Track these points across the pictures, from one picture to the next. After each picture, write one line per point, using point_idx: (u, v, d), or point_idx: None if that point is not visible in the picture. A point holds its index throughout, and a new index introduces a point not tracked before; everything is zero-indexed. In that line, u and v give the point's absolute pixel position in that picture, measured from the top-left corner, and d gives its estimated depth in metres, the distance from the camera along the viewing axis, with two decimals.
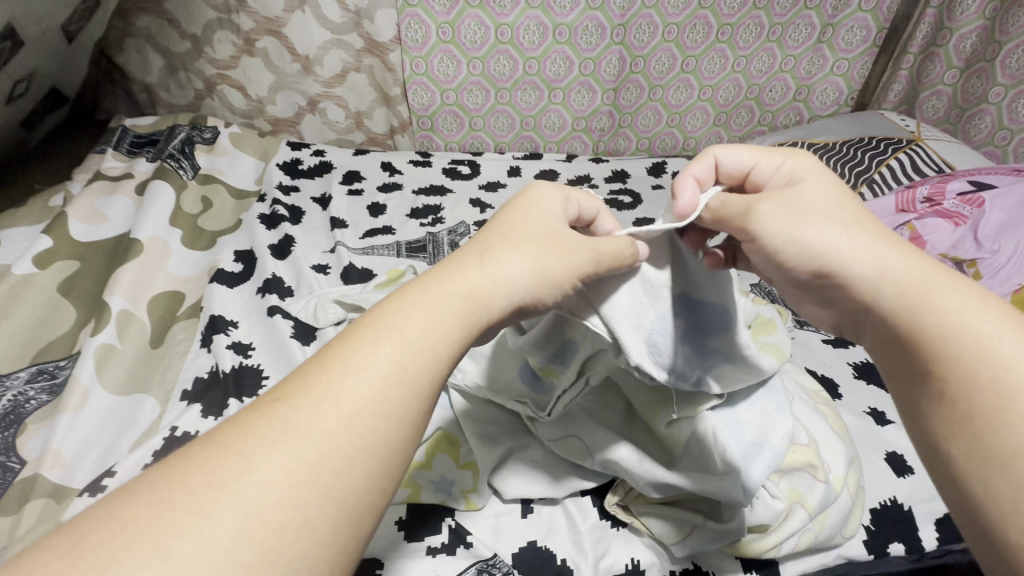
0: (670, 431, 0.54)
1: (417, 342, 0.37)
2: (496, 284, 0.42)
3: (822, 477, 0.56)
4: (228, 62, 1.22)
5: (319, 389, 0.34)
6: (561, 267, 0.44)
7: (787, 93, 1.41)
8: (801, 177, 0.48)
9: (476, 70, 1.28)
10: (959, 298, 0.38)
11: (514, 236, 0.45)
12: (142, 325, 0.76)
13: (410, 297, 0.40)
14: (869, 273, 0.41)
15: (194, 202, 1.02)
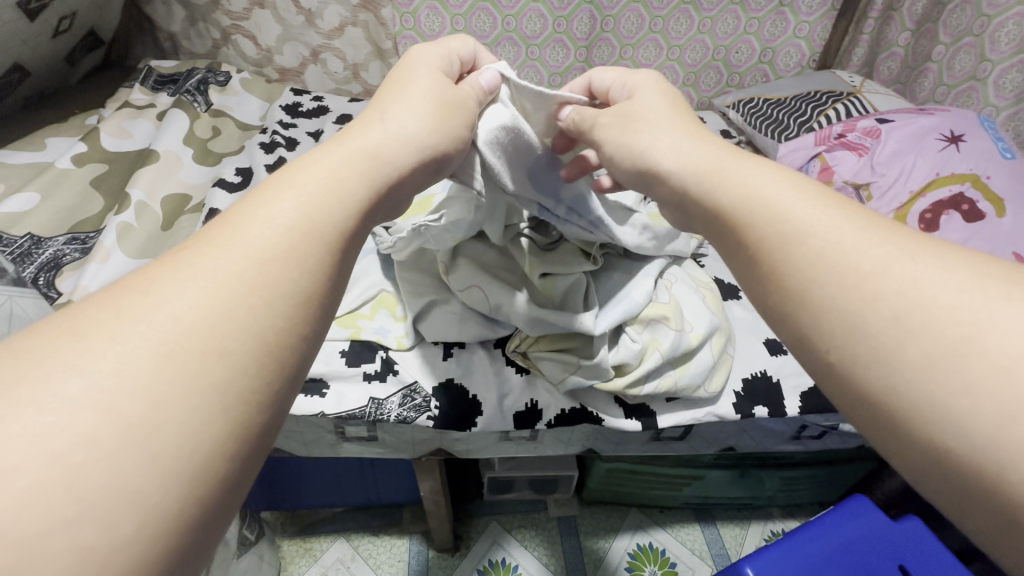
0: (545, 283, 0.68)
1: (320, 189, 0.42)
2: (396, 140, 0.49)
3: (675, 326, 0.69)
4: (241, 14, 1.38)
5: (219, 235, 0.37)
6: (450, 114, 0.54)
7: (752, 54, 1.51)
8: (639, 90, 0.64)
9: (459, 25, 1.41)
10: (760, 176, 0.45)
11: (413, 92, 0.54)
12: (155, 214, 0.93)
13: (308, 161, 0.44)
14: (698, 169, 0.50)
15: (205, 129, 1.19)
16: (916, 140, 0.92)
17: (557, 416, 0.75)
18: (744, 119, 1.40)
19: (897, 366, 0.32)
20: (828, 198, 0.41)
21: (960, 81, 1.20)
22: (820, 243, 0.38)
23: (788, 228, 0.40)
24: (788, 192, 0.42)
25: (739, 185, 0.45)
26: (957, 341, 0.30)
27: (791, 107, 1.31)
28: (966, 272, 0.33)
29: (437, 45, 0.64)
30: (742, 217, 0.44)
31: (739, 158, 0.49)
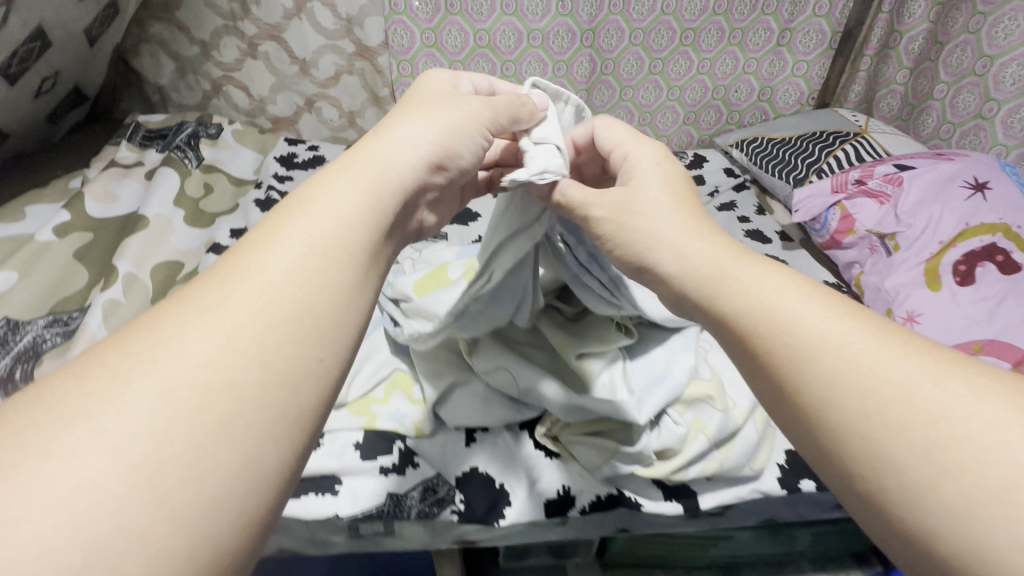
0: (581, 365, 0.61)
1: (326, 231, 0.42)
2: (403, 154, 0.49)
3: (720, 406, 0.64)
4: (232, 65, 1.34)
5: (232, 275, 0.38)
6: (460, 122, 0.54)
7: (751, 93, 1.50)
8: (636, 164, 0.57)
9: (457, 72, 1.39)
10: (749, 271, 0.45)
11: (424, 110, 0.55)
12: (144, 287, 0.86)
13: (315, 193, 0.44)
14: (694, 263, 0.48)
15: (196, 187, 1.14)
16: (939, 188, 0.90)
17: (593, 504, 0.67)
18: (749, 158, 1.39)
19: (869, 438, 0.34)
20: (808, 291, 0.43)
21: (965, 120, 1.20)
22: (809, 339, 0.39)
23: (772, 318, 0.41)
24: (768, 283, 0.44)
25: (720, 274, 0.46)
26: (922, 429, 0.33)
27: (796, 147, 1.30)
28: (943, 375, 0.35)
29: (450, 72, 0.64)
30: (726, 307, 0.44)
31: (709, 237, 0.49)
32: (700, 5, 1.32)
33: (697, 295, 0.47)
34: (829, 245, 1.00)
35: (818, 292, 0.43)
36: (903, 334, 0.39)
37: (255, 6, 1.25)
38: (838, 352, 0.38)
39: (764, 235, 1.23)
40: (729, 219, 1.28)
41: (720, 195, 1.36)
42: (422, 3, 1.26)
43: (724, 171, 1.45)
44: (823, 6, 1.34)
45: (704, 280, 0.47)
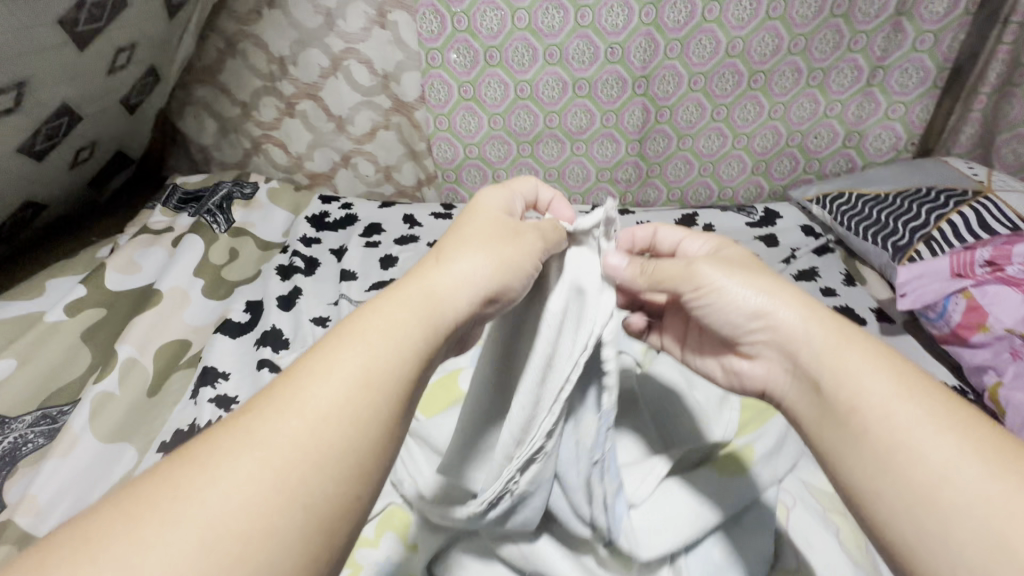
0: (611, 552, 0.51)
1: (383, 359, 0.38)
2: (460, 291, 0.44)
3: None
4: (271, 124, 1.33)
5: (286, 391, 0.36)
6: (511, 246, 0.47)
7: (835, 139, 1.30)
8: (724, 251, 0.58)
9: (497, 125, 1.30)
10: (859, 358, 0.45)
11: (478, 237, 0.48)
12: (144, 373, 0.80)
13: (370, 317, 0.40)
14: (800, 318, 0.49)
15: (221, 253, 1.10)
16: None
17: None
18: (833, 217, 1.19)
19: (906, 482, 0.39)
20: (872, 354, 0.45)
21: None
22: (864, 398, 0.43)
23: (840, 372, 0.45)
24: (841, 341, 0.46)
25: (786, 321, 0.49)
26: (945, 486, 0.37)
27: (896, 206, 1.08)
28: (977, 451, 0.38)
29: (502, 184, 0.56)
30: (801, 351, 0.48)
31: (781, 294, 0.51)
32: (773, 44, 1.17)
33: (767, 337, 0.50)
34: (950, 340, 0.79)
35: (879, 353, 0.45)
36: (973, 419, 0.41)
37: (293, 66, 1.23)
38: (934, 444, 0.39)
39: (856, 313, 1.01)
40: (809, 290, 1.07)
41: (798, 260, 1.16)
42: (460, 56, 1.20)
43: (802, 229, 1.26)
44: (926, 40, 1.14)
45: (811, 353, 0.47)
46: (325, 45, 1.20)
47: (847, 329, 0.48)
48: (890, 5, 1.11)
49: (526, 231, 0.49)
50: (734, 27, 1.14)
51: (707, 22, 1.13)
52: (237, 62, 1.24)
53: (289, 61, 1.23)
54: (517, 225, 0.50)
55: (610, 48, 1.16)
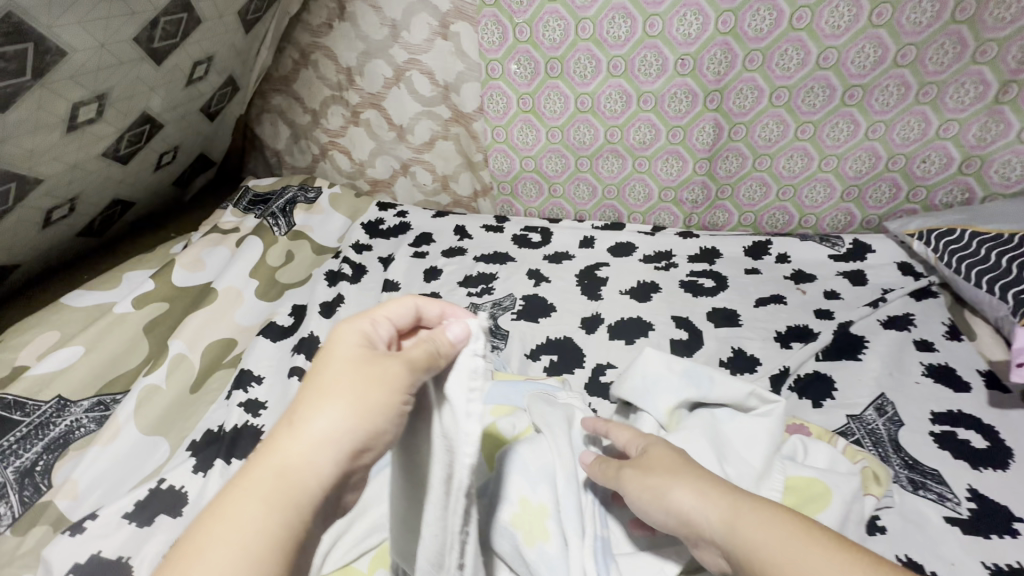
0: None
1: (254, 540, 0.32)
2: (314, 460, 0.34)
3: None
4: (337, 131, 1.38)
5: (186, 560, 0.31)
6: (376, 388, 0.37)
7: (948, 164, 1.12)
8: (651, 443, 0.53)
9: (556, 138, 1.25)
10: (754, 517, 0.42)
11: (342, 378, 0.37)
12: (189, 369, 0.85)
13: (228, 497, 0.34)
14: (692, 504, 0.45)
15: (278, 256, 1.14)
16: None
17: None
18: (937, 254, 1.03)
19: None
20: (760, 511, 0.42)
21: None
22: (759, 556, 0.40)
23: (745, 549, 0.41)
24: (732, 509, 0.43)
25: (681, 500, 0.46)
26: None
27: (1022, 249, 0.90)
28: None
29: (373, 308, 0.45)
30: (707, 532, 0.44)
31: (679, 473, 0.48)
32: (875, 55, 1.02)
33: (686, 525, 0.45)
34: None
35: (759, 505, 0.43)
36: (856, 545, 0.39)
37: (360, 76, 1.27)
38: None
39: (958, 375, 0.85)
40: (900, 341, 0.92)
41: (889, 303, 1.00)
42: (521, 67, 1.16)
43: (899, 267, 1.11)
44: None
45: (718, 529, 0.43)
46: (390, 57, 1.22)
47: (734, 494, 0.45)
48: None
49: (385, 367, 0.38)
50: (827, 36, 1.01)
51: (796, 30, 1.01)
52: (309, 73, 1.30)
53: (356, 72, 1.27)
54: (375, 358, 0.39)
55: (681, 59, 1.08)
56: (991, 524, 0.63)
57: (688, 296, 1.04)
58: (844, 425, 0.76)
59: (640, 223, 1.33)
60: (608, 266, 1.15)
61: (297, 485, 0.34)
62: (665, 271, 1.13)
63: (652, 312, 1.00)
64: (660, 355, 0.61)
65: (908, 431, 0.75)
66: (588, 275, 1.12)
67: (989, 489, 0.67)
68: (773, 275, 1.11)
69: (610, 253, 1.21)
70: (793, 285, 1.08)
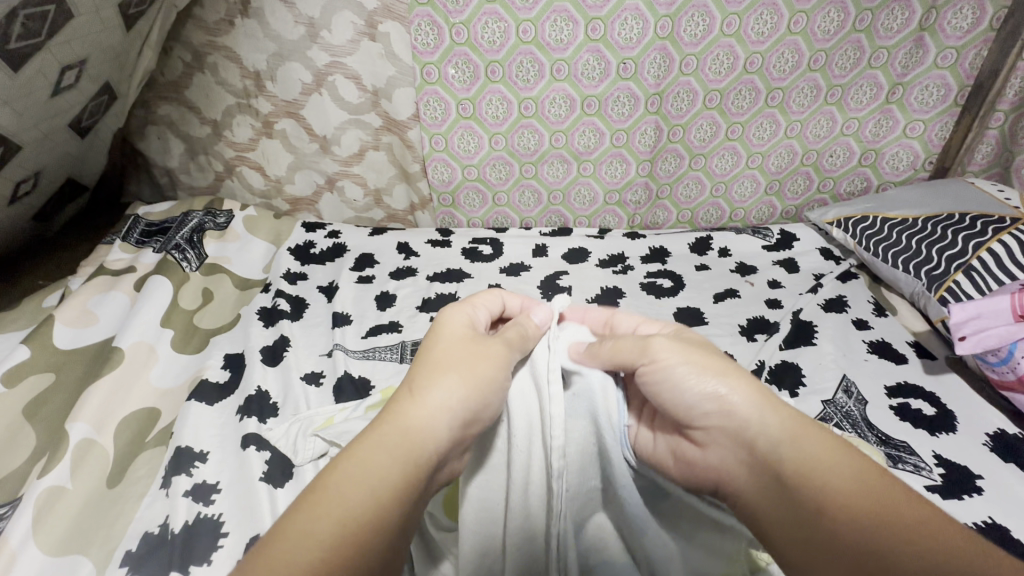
0: None
1: (380, 491, 0.38)
2: (438, 423, 0.42)
3: None
4: (246, 145, 1.20)
5: (319, 504, 0.36)
6: (481, 362, 0.47)
7: (851, 158, 1.25)
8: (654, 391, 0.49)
9: (499, 145, 1.20)
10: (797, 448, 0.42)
11: (459, 349, 0.48)
12: (103, 455, 0.67)
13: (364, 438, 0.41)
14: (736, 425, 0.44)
15: (193, 297, 0.97)
16: None
17: None
18: (856, 240, 1.13)
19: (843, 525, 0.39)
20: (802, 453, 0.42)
21: None
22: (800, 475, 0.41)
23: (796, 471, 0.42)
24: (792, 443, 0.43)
25: (742, 406, 0.45)
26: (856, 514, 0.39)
27: (927, 232, 1.03)
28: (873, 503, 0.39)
29: (468, 301, 0.56)
30: (758, 441, 0.44)
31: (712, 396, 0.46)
32: (792, 60, 1.10)
33: (716, 425, 0.46)
34: (1015, 387, 0.76)
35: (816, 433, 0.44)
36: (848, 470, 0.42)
37: (271, 81, 1.11)
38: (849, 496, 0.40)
39: (895, 349, 0.95)
40: (841, 323, 1.00)
41: (824, 288, 1.09)
42: (459, 71, 1.09)
43: (820, 251, 1.21)
44: (948, 56, 1.10)
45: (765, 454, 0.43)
46: (308, 59, 1.08)
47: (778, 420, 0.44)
48: (913, 19, 1.06)
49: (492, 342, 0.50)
50: (753, 42, 1.07)
51: (726, 36, 1.06)
52: (206, 78, 1.12)
53: (266, 77, 1.11)
54: (481, 343, 0.49)
55: (623, 63, 1.08)
56: (959, 484, 0.70)
57: (652, 299, 1.06)
58: (822, 410, 0.81)
59: (586, 226, 1.33)
60: (567, 274, 1.13)
61: (418, 442, 0.41)
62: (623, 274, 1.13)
63: None
64: None
65: (874, 409, 0.82)
66: (551, 286, 1.09)
67: (951, 453, 0.75)
68: (720, 270, 1.16)
69: (565, 260, 1.18)
70: (740, 278, 1.14)
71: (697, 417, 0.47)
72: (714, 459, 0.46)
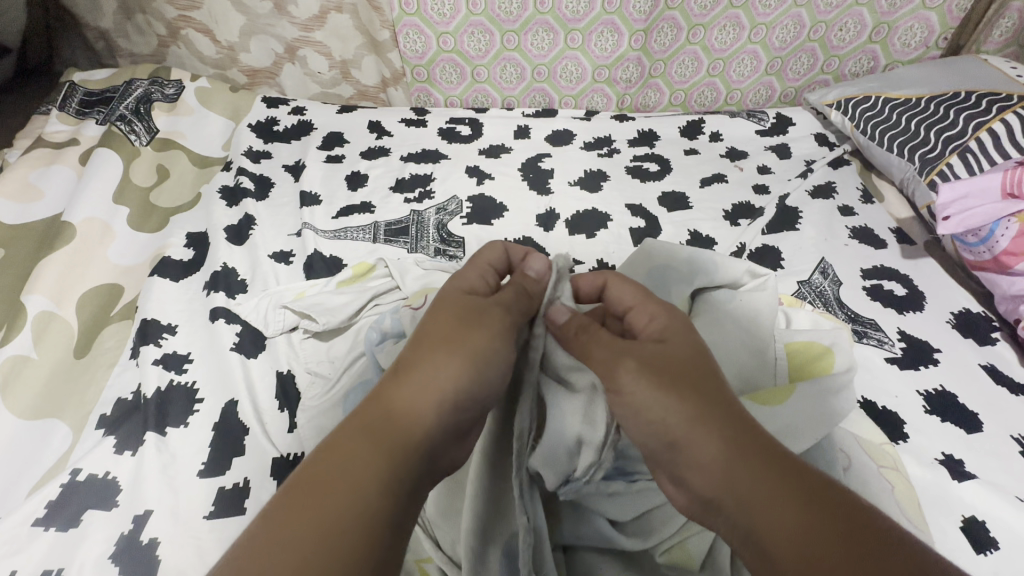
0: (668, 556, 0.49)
1: (400, 416, 0.39)
2: (445, 361, 0.41)
3: None
4: (188, 2, 1.06)
5: (305, 504, 0.34)
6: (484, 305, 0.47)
7: (861, 32, 1.14)
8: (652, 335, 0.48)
9: (477, 8, 1.07)
10: (718, 462, 0.39)
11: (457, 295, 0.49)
12: (67, 328, 0.66)
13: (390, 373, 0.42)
14: (662, 441, 0.41)
15: (147, 172, 0.90)
16: None
17: None
18: (853, 123, 1.08)
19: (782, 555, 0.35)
20: (752, 467, 0.38)
21: None
22: (750, 516, 0.37)
23: (741, 501, 0.38)
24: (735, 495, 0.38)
25: (696, 446, 0.40)
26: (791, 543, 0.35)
27: (927, 112, 0.98)
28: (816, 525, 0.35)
29: (465, 262, 0.54)
30: (713, 490, 0.39)
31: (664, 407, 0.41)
32: None
33: (677, 470, 0.41)
34: (988, 267, 0.77)
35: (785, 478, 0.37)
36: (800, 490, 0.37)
37: None
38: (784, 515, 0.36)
39: (876, 234, 0.94)
40: (827, 209, 0.98)
41: (813, 174, 1.06)
42: None
43: (814, 137, 1.16)
44: None
45: (704, 474, 0.39)
46: None
47: (736, 438, 0.40)
48: None
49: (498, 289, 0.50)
50: None
51: None
52: None
53: None
54: (476, 303, 0.47)
55: None
56: (917, 357, 0.73)
57: (636, 182, 1.01)
58: (797, 290, 0.81)
59: (572, 107, 1.24)
60: (550, 156, 1.07)
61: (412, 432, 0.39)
62: (608, 157, 1.08)
63: (604, 202, 0.96)
64: (661, 247, 0.63)
65: (847, 289, 0.83)
66: (532, 168, 1.03)
67: (915, 330, 0.77)
68: (710, 154, 1.11)
69: (548, 142, 1.11)
70: (729, 163, 1.09)
71: (655, 456, 0.43)
72: (682, 501, 0.43)
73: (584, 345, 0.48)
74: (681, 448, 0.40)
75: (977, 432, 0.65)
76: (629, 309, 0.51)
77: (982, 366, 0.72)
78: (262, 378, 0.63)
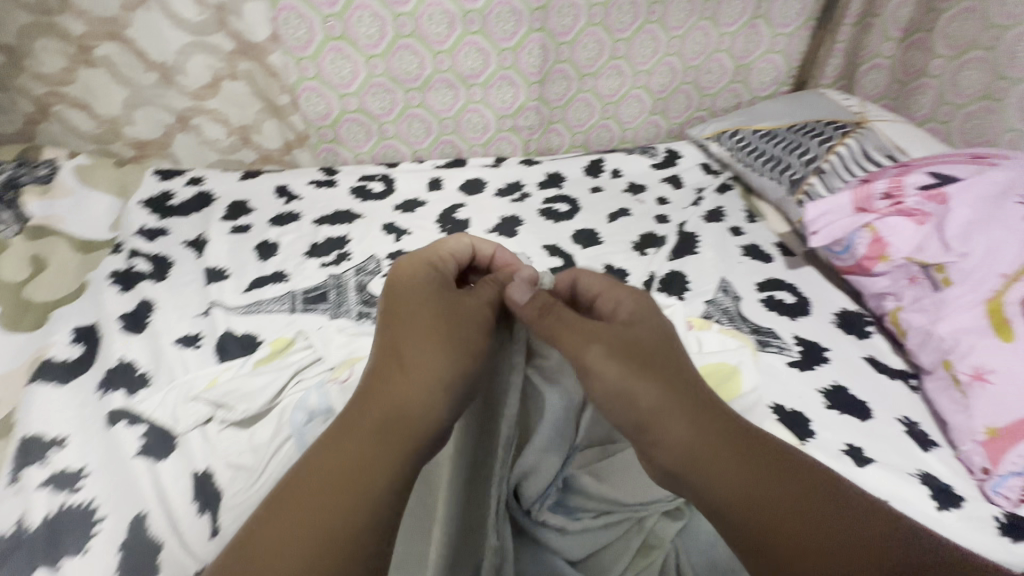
0: None
1: (398, 415, 0.44)
2: (432, 361, 0.45)
3: None
4: (60, 77, 1.00)
5: (308, 501, 0.41)
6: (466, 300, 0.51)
7: (725, 74, 1.30)
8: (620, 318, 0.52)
9: (377, 70, 1.09)
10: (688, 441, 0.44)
11: (433, 285, 0.51)
12: None
13: (388, 372, 0.45)
14: (635, 423, 0.46)
15: (19, 266, 0.81)
16: (992, 204, 0.74)
17: None
18: (731, 153, 1.21)
19: (740, 520, 0.42)
20: (714, 445, 0.44)
21: (970, 101, 1.11)
22: (712, 488, 0.43)
23: (700, 471, 0.44)
24: (696, 457, 0.44)
25: (669, 432, 0.45)
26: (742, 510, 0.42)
27: (787, 139, 1.13)
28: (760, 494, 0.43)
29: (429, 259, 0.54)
30: (681, 464, 0.45)
31: (641, 394, 0.46)
32: None
33: (646, 446, 0.46)
34: (854, 271, 0.86)
35: (744, 448, 0.45)
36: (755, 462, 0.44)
37: None
38: (742, 492, 0.43)
39: (763, 250, 1.05)
40: (720, 231, 1.08)
41: (705, 201, 1.17)
42: None
43: (701, 166, 1.28)
44: None
45: (673, 452, 0.45)
46: None
47: (706, 418, 0.45)
48: None
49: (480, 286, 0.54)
50: None
51: None
52: None
53: None
54: (456, 296, 0.51)
55: None
56: (812, 358, 0.82)
57: (550, 223, 1.07)
58: (705, 310, 0.88)
59: (482, 156, 1.29)
60: (464, 205, 1.09)
61: (411, 439, 0.43)
62: (521, 201, 1.12)
63: (522, 246, 1.00)
64: None
65: (746, 303, 0.91)
66: (449, 219, 1.05)
67: (807, 334, 0.86)
68: (613, 191, 1.19)
69: (462, 191, 1.14)
70: (631, 197, 1.18)
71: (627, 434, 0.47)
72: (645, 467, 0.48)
73: (556, 322, 0.50)
74: (657, 431, 0.45)
75: (869, 419, 0.73)
76: (596, 296, 0.56)
77: (865, 359, 0.82)
78: (175, 482, 0.57)
